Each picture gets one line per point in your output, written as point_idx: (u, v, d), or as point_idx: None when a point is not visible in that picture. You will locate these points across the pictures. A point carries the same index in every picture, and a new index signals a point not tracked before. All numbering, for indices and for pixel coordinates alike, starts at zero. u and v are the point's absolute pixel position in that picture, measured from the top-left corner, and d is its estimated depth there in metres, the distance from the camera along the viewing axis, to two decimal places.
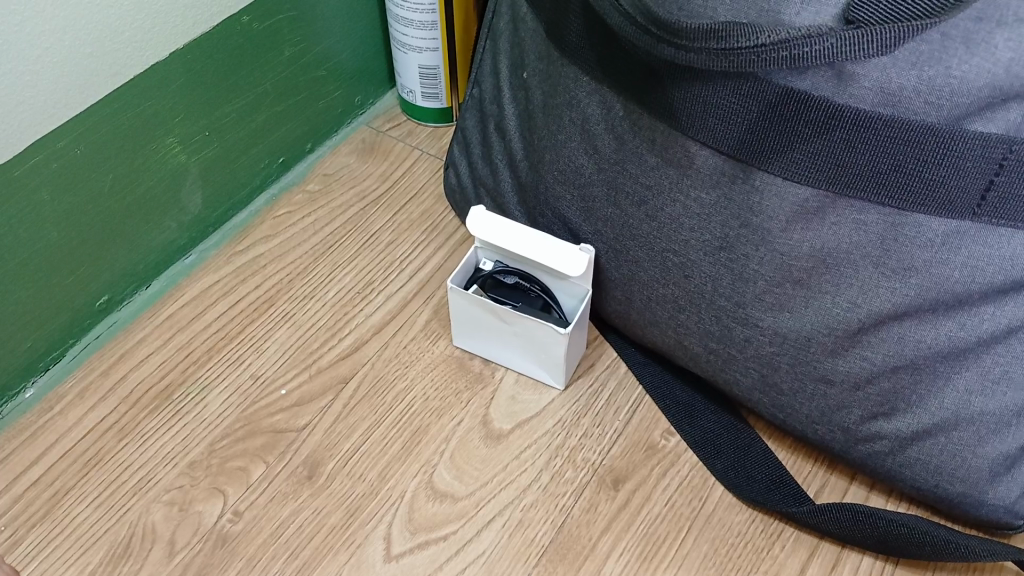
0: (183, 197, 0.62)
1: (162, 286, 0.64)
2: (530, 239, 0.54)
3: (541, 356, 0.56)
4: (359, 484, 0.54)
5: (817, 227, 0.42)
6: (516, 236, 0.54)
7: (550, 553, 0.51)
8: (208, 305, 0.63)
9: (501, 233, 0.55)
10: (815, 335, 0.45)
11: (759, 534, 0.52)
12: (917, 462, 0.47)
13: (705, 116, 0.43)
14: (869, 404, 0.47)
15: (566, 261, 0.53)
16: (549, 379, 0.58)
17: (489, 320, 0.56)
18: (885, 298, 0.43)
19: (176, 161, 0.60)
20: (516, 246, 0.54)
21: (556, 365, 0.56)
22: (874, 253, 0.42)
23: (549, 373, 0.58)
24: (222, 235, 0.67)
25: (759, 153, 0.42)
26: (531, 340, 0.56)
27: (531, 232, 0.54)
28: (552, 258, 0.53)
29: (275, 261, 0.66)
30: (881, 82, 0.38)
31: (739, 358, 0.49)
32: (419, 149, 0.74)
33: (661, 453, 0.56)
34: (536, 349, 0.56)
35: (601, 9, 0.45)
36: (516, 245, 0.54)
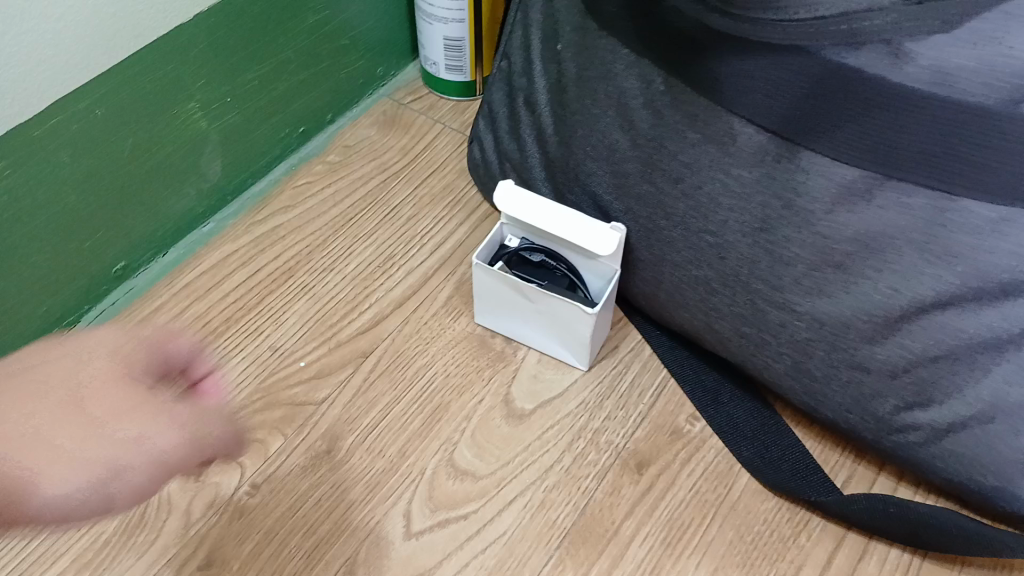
0: (202, 166, 0.61)
1: (178, 255, 0.63)
2: (557, 217, 0.53)
3: (565, 336, 0.56)
4: (378, 459, 0.53)
5: (861, 210, 0.41)
6: (542, 213, 0.54)
7: (572, 536, 0.51)
8: (227, 274, 0.62)
9: (528, 210, 0.54)
10: (854, 321, 0.44)
11: (784, 523, 0.51)
12: (950, 454, 0.47)
13: (752, 90, 0.41)
14: (904, 393, 0.46)
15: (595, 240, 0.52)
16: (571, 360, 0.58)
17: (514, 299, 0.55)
18: (928, 284, 0.42)
19: (196, 128, 0.59)
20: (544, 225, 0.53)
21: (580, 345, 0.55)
22: (919, 238, 0.41)
23: (573, 353, 0.57)
24: (240, 205, 0.66)
25: (805, 131, 0.40)
26: (556, 320, 0.55)
27: (557, 209, 0.53)
28: (580, 236, 0.52)
29: (294, 232, 0.65)
30: (937, 61, 0.37)
31: (772, 344, 0.48)
32: (442, 123, 0.72)
33: (686, 439, 0.55)
34: (560, 329, 0.55)
35: None
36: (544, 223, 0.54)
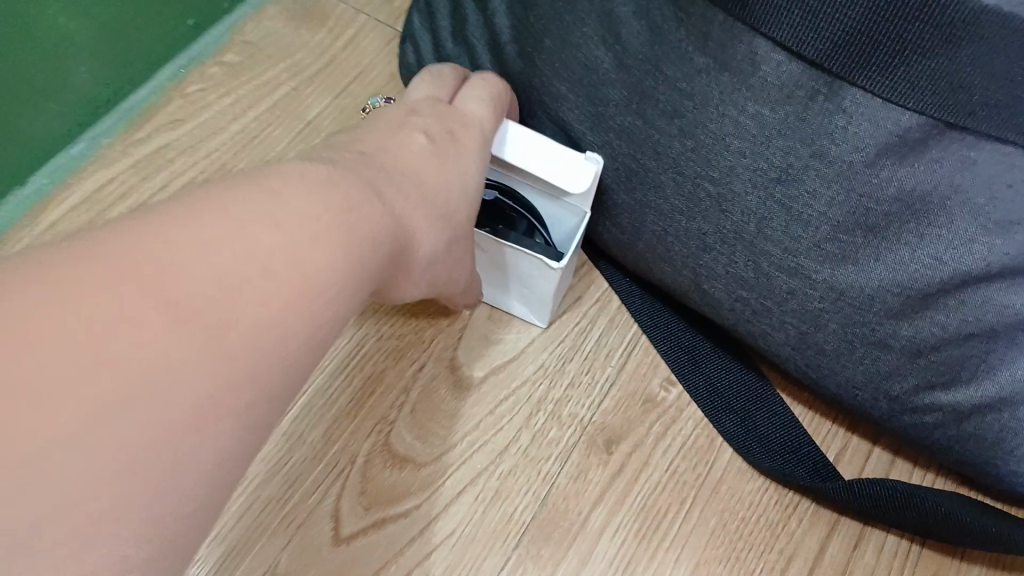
0: (66, 73, 0.48)
1: (42, 184, 0.50)
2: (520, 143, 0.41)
3: (525, 292, 0.46)
4: (299, 447, 0.44)
5: (913, 164, 0.33)
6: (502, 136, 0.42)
7: (532, 532, 0.43)
8: (103, 211, 0.50)
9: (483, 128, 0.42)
10: (881, 294, 0.37)
11: (772, 507, 0.45)
12: (970, 437, 0.40)
13: (794, 5, 0.31)
14: (926, 373, 0.39)
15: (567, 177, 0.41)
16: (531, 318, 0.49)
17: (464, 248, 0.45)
18: (980, 256, 0.34)
19: (54, 26, 0.46)
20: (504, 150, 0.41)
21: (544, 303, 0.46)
22: (977, 201, 0.33)
23: (535, 311, 0.48)
24: (120, 117, 0.53)
25: (857, 64, 0.31)
26: (515, 275, 0.45)
27: (521, 132, 0.41)
28: (548, 172, 0.41)
29: (185, 155, 0.53)
30: None
31: (775, 311, 0.40)
32: (365, 14, 0.59)
33: (661, 408, 0.48)
34: (520, 284, 0.46)
35: None
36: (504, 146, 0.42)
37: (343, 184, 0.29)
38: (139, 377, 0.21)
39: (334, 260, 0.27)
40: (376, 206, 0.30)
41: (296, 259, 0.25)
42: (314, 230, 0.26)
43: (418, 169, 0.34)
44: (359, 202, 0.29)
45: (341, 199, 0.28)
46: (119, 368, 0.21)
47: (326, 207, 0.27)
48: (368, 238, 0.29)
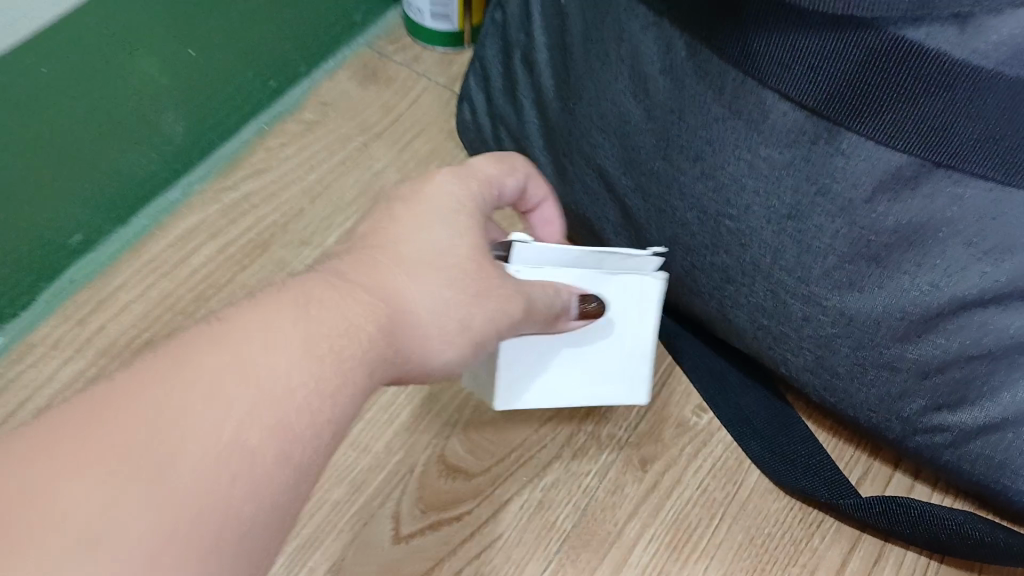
0: (163, 123, 0.55)
1: (142, 225, 0.58)
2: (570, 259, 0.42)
3: (623, 364, 0.45)
4: (363, 457, 0.49)
5: (906, 199, 0.37)
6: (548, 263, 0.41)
7: (573, 539, 0.47)
8: (194, 248, 0.57)
9: (529, 261, 0.40)
10: (886, 318, 0.41)
11: (797, 524, 0.48)
12: (978, 457, 0.44)
13: (791, 62, 0.37)
14: (935, 394, 0.43)
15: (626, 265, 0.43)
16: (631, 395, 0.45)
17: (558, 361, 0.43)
18: (972, 282, 0.38)
19: (155, 83, 0.53)
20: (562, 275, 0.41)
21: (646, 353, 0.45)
22: (966, 232, 0.37)
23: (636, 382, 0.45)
24: (210, 168, 0.61)
25: (850, 111, 0.36)
26: (618, 342, 0.44)
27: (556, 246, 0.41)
28: (609, 275, 0.42)
29: (269, 201, 0.60)
30: (1015, 37, 0.33)
31: (793, 338, 0.45)
32: (426, 77, 0.67)
33: (693, 432, 0.52)
34: (620, 359, 0.44)
35: None
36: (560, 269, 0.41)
37: (388, 241, 0.35)
38: (199, 460, 0.25)
39: (350, 314, 0.31)
40: (414, 260, 0.34)
41: (324, 318, 0.30)
42: (324, 293, 0.31)
43: (440, 222, 0.36)
44: (407, 249, 0.34)
45: (364, 263, 0.33)
46: (164, 449, 0.25)
47: (360, 266, 0.33)
48: (427, 279, 0.34)
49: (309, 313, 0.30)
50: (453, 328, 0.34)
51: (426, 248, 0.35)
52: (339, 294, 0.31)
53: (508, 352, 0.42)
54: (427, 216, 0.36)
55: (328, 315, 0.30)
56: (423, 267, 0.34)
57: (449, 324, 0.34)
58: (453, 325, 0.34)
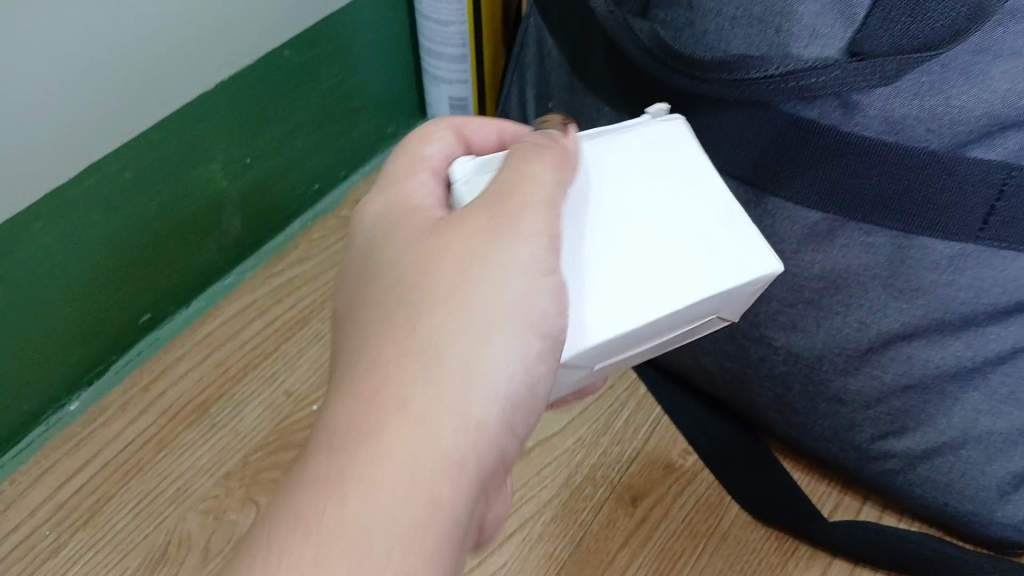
0: (223, 222, 0.64)
1: (200, 306, 0.66)
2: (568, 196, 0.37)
3: (721, 230, 0.37)
4: None
5: (827, 249, 0.45)
6: (567, 268, 0.35)
7: (569, 566, 0.53)
8: (243, 323, 0.66)
9: (589, 323, 0.34)
10: (827, 354, 0.48)
11: (773, 552, 0.54)
12: (927, 481, 0.48)
13: (722, 141, 0.46)
14: (880, 422, 0.48)
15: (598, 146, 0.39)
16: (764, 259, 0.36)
17: (666, 276, 0.35)
18: (894, 318, 0.45)
19: (217, 187, 0.61)
20: (571, 169, 0.36)
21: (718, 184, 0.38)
22: (882, 274, 0.44)
23: (735, 211, 0.38)
24: (259, 258, 0.70)
25: (770, 179, 0.45)
26: (698, 222, 0.37)
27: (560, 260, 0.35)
28: (592, 163, 0.38)
29: (308, 283, 0.69)
30: (885, 112, 0.41)
31: (754, 378, 0.52)
32: None
33: (679, 472, 0.57)
34: (713, 230, 0.37)
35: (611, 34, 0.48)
36: (579, 239, 0.36)
37: (365, 312, 0.35)
38: None
39: (389, 376, 0.31)
40: (399, 305, 0.33)
41: (380, 398, 0.31)
42: (343, 399, 0.32)
43: (382, 267, 0.35)
44: (382, 307, 0.34)
45: (370, 357, 0.32)
46: None
47: (350, 365, 0.33)
48: (420, 301, 0.33)
49: (363, 401, 0.31)
50: (507, 313, 0.33)
51: (395, 282, 0.34)
52: (361, 379, 0.32)
53: (602, 322, 0.34)
54: (378, 262, 0.36)
55: (381, 396, 0.31)
56: (411, 302, 0.33)
57: (494, 314, 0.33)
58: (504, 309, 0.33)
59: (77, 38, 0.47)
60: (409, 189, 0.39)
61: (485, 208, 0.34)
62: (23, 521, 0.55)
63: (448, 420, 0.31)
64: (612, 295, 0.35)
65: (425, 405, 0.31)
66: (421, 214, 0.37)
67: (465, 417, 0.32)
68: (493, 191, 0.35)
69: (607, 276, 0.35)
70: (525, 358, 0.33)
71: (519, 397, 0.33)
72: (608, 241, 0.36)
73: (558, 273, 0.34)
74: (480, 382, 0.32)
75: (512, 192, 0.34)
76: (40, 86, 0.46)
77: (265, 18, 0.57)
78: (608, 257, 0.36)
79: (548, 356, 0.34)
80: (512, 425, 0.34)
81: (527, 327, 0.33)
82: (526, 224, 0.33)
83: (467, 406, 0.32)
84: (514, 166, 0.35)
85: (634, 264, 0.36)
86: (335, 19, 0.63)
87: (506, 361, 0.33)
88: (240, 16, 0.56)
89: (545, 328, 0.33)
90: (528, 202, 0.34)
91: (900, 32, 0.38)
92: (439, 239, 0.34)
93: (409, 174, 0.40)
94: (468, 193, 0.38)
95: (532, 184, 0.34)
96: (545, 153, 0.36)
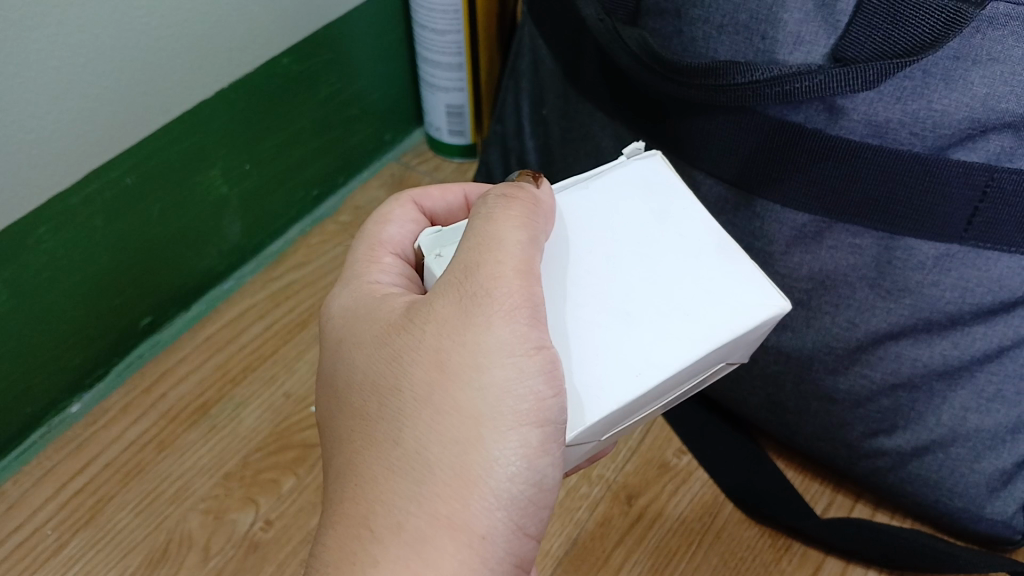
0: (224, 227, 0.65)
1: (200, 309, 0.67)
2: (554, 262, 0.37)
3: (717, 272, 0.36)
4: None
5: (815, 250, 0.46)
6: (559, 340, 0.34)
7: (565, 565, 0.54)
8: (244, 326, 0.67)
9: (589, 396, 0.33)
10: (817, 353, 0.49)
11: (766, 549, 0.54)
12: (917, 478, 0.49)
13: (710, 146, 0.48)
14: (869, 421, 0.49)
15: (577, 205, 0.39)
16: (769, 298, 0.36)
17: (664, 335, 0.34)
18: (881, 317, 0.46)
19: (218, 193, 0.62)
20: (544, 219, 0.36)
21: (708, 224, 0.38)
22: (869, 274, 0.45)
23: (730, 250, 0.37)
24: (259, 262, 0.70)
25: (758, 183, 0.47)
26: (690, 268, 0.36)
27: (550, 332, 0.35)
28: (575, 217, 0.38)
29: (308, 287, 0.70)
30: (868, 115, 0.42)
31: (746, 377, 0.53)
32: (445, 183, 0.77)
33: (673, 471, 0.58)
34: (709, 275, 0.36)
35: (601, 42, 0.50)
36: (567, 304, 0.35)
37: (350, 416, 0.35)
38: None
39: (380, 496, 0.32)
40: (381, 412, 0.34)
41: (376, 519, 0.32)
42: (339, 518, 0.33)
43: (358, 369, 0.36)
44: (376, 391, 0.34)
45: (380, 423, 0.34)
46: None
47: (342, 478, 0.34)
48: (399, 408, 0.33)
49: (359, 523, 0.32)
50: (498, 409, 0.32)
51: (373, 388, 0.35)
52: (356, 495, 0.33)
53: (603, 392, 0.33)
54: (353, 362, 0.36)
55: (376, 517, 0.32)
56: (391, 409, 0.33)
57: (481, 412, 0.32)
58: (491, 407, 0.32)
59: (79, 47, 0.47)
60: (375, 277, 0.40)
61: (452, 291, 0.34)
62: (27, 520, 0.56)
63: (449, 533, 0.31)
64: (608, 361, 0.34)
65: (422, 521, 0.31)
66: (389, 303, 0.37)
67: (468, 528, 0.32)
68: (459, 264, 0.34)
69: (602, 340, 0.34)
70: (527, 449, 0.33)
71: (529, 486, 0.33)
72: (597, 303, 0.35)
73: (546, 346, 0.33)
74: (481, 484, 0.32)
75: (481, 263, 0.33)
76: (44, 94, 0.47)
77: (265, 27, 0.58)
78: (600, 319, 0.35)
79: (552, 441, 0.33)
80: (529, 516, 0.34)
81: (520, 417, 0.32)
82: (497, 302, 0.33)
83: (469, 515, 0.32)
84: (479, 229, 0.35)
85: (628, 324, 0.35)
86: (334, 26, 0.64)
87: (506, 458, 0.32)
88: (240, 25, 0.56)
89: (541, 415, 0.32)
90: (499, 269, 0.33)
91: (881, 38, 0.40)
92: (410, 338, 0.34)
93: (373, 260, 0.41)
94: (439, 264, 0.37)
95: (501, 247, 0.34)
96: (511, 211, 0.35)
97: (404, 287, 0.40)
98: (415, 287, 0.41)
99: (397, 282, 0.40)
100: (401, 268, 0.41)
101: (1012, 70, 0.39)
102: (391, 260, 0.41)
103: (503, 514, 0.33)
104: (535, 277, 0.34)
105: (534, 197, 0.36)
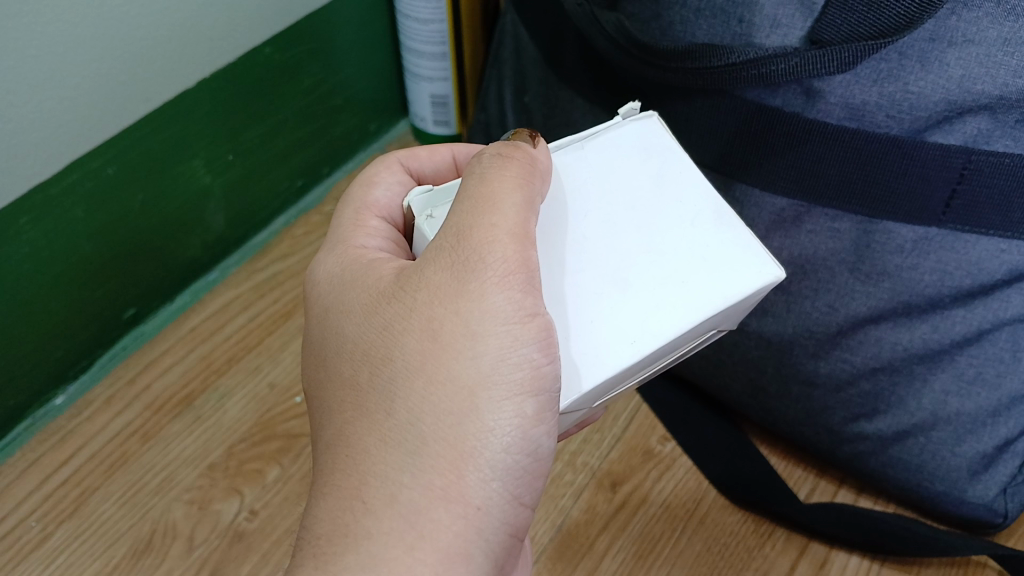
0: (208, 216, 0.64)
1: (185, 300, 0.67)
2: (551, 226, 0.36)
3: (713, 242, 0.36)
4: None
5: (794, 235, 0.47)
6: (556, 308, 0.34)
7: (550, 551, 0.54)
8: (229, 318, 0.67)
9: (584, 364, 0.33)
10: (797, 338, 0.49)
11: (750, 534, 0.54)
12: (898, 462, 0.49)
13: (689, 130, 0.48)
14: (851, 405, 0.49)
15: (576, 167, 0.38)
16: (763, 267, 0.35)
17: (657, 305, 0.34)
18: (860, 301, 0.46)
19: (201, 183, 0.62)
20: (541, 181, 0.35)
21: (704, 192, 0.37)
22: (849, 259, 0.45)
23: (725, 219, 0.36)
24: (243, 253, 0.70)
25: (738, 167, 0.47)
26: (687, 237, 0.36)
27: (546, 300, 0.35)
28: (571, 182, 0.38)
29: (292, 276, 0.70)
30: (845, 99, 0.42)
31: (729, 363, 0.53)
32: None
33: (658, 458, 0.58)
34: (707, 244, 0.36)
35: (585, 30, 0.50)
36: (564, 271, 0.35)
37: (339, 389, 0.35)
38: None
39: (373, 468, 0.32)
40: (373, 382, 0.33)
41: (368, 491, 0.31)
42: (330, 489, 0.32)
43: (350, 340, 0.35)
44: (368, 362, 0.34)
45: (363, 401, 0.33)
46: None
47: (333, 451, 0.33)
48: (393, 377, 0.33)
49: (351, 495, 0.32)
50: (493, 379, 0.32)
51: (365, 357, 0.34)
52: (348, 467, 0.32)
53: (596, 362, 0.33)
54: (343, 330, 0.36)
55: (370, 489, 0.31)
56: (383, 379, 0.33)
57: (477, 381, 0.32)
58: (486, 374, 0.32)
59: (59, 36, 0.47)
60: (363, 241, 0.40)
61: (445, 257, 0.33)
62: (11, 511, 0.56)
63: (444, 505, 0.31)
64: (601, 330, 0.34)
65: (416, 492, 0.31)
66: (377, 272, 0.37)
67: (463, 499, 0.31)
68: (453, 230, 0.33)
69: (598, 308, 0.34)
70: (523, 419, 0.32)
71: (524, 457, 0.33)
72: (592, 271, 0.35)
73: (540, 314, 0.33)
74: (476, 455, 0.32)
75: (475, 227, 0.33)
76: (23, 84, 0.47)
77: (246, 17, 0.58)
78: (594, 286, 0.35)
79: (546, 411, 0.33)
80: (524, 486, 0.34)
81: (516, 386, 0.32)
82: (491, 268, 0.32)
83: (465, 486, 0.32)
84: (474, 191, 0.34)
85: (622, 294, 0.35)
86: (318, 14, 0.64)
87: (502, 427, 0.32)
88: (222, 14, 0.56)
89: (536, 384, 0.32)
90: (493, 233, 0.33)
91: (857, 20, 0.40)
92: (402, 306, 0.34)
93: (360, 223, 0.41)
94: (431, 225, 0.37)
95: (496, 210, 0.33)
96: (506, 172, 0.34)
97: (391, 252, 0.40)
98: (403, 252, 0.41)
99: (384, 246, 0.40)
100: (388, 233, 0.41)
101: (986, 51, 0.39)
102: (378, 224, 0.41)
103: (498, 485, 0.32)
104: (531, 241, 0.33)
105: (531, 158, 0.35)
